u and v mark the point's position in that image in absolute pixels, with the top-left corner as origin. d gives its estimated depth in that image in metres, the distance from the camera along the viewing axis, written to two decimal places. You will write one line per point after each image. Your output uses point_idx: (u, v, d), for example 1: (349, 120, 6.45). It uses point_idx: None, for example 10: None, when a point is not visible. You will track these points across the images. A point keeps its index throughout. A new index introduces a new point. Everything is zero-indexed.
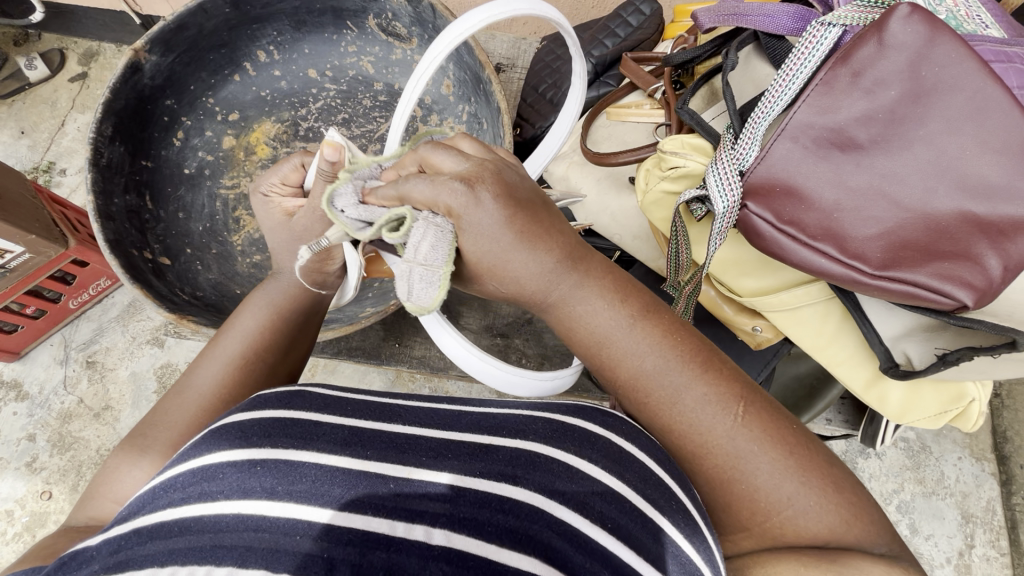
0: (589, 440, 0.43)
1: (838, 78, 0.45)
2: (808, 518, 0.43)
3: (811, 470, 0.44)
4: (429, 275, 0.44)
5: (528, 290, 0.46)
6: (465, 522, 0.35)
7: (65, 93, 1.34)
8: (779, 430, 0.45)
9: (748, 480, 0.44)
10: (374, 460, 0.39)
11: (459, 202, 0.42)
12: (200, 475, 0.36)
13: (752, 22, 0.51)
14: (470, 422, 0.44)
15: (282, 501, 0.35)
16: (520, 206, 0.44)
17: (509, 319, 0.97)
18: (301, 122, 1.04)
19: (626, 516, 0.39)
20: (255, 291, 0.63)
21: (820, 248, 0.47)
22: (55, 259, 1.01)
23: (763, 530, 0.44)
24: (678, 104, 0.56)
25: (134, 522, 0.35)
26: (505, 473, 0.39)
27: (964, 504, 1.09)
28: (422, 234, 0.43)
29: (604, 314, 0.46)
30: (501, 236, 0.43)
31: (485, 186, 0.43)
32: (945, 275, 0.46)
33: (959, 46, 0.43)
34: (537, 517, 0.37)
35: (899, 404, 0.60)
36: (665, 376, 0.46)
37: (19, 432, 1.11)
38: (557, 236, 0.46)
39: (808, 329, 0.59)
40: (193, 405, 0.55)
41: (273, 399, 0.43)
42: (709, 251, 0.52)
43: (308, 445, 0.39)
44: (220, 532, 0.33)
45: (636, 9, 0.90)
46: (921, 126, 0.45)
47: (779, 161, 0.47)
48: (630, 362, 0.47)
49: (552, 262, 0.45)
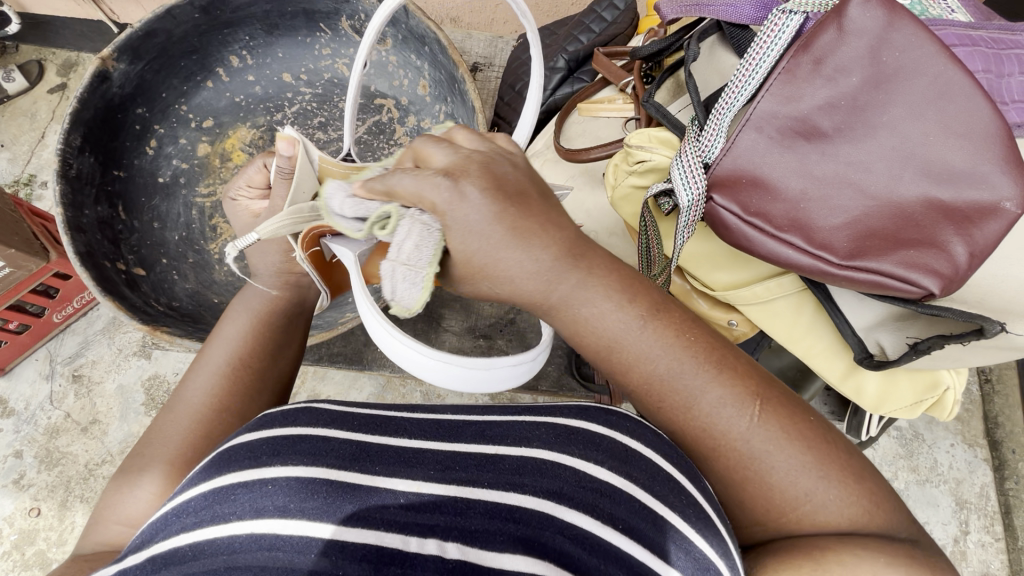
0: (593, 440, 0.44)
1: (800, 66, 0.44)
2: (831, 511, 0.43)
3: (829, 462, 0.44)
4: (412, 275, 0.44)
5: (527, 293, 0.44)
6: (476, 535, 0.36)
7: (44, 104, 1.32)
8: (796, 425, 0.45)
9: (764, 478, 0.44)
10: (383, 475, 0.40)
11: (444, 198, 0.41)
12: (212, 498, 0.37)
13: (714, 11, 0.51)
14: (477, 432, 0.45)
15: (295, 518, 0.35)
16: (514, 200, 0.42)
17: (491, 320, 0.96)
18: (277, 127, 1.03)
19: (637, 515, 0.39)
20: (234, 301, 0.65)
21: (787, 239, 0.47)
22: (37, 273, 1.00)
23: (785, 524, 0.44)
24: (644, 97, 0.56)
25: (147, 551, 0.35)
26: (513, 481, 0.40)
27: (958, 491, 1.09)
28: (407, 232, 0.43)
29: (615, 317, 0.44)
30: (492, 233, 0.41)
31: (470, 180, 0.41)
32: (912, 263, 0.45)
33: (918, 30, 0.43)
34: (548, 523, 0.37)
35: (876, 394, 0.59)
36: (680, 375, 0.45)
37: (5, 449, 1.09)
38: (556, 234, 0.43)
39: (782, 322, 0.58)
40: (186, 416, 0.55)
41: (279, 416, 0.43)
42: (677, 245, 0.51)
43: (316, 462, 0.39)
44: (236, 553, 0.34)
45: (609, 3, 0.89)
46: (884, 112, 0.44)
47: (745, 153, 0.46)
48: (642, 364, 0.45)
49: (551, 263, 0.43)
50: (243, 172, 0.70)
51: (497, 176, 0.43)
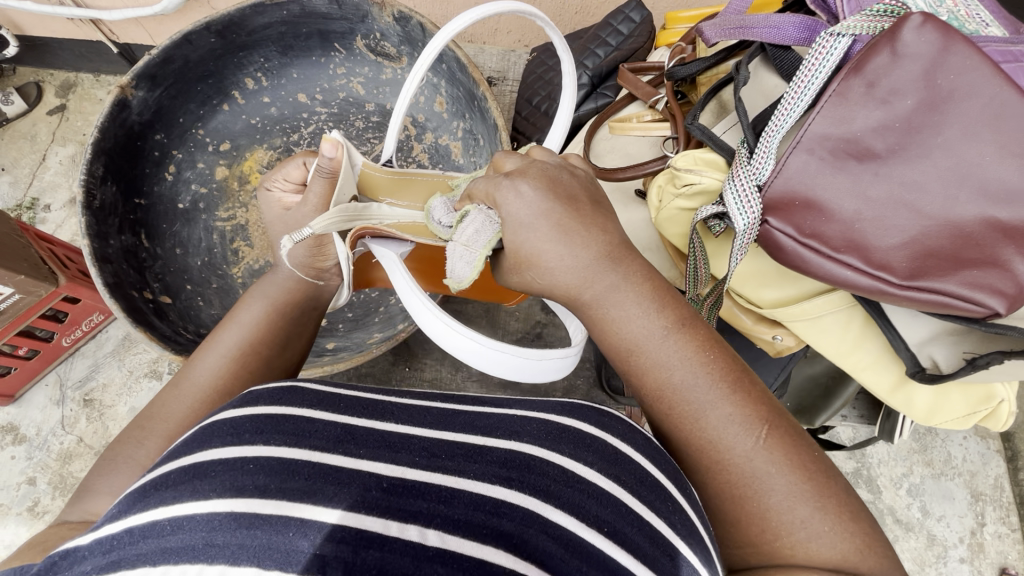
0: (583, 441, 0.42)
1: (852, 89, 0.46)
2: (825, 547, 0.39)
3: (828, 497, 0.40)
4: (467, 255, 0.52)
5: (560, 287, 0.46)
6: (460, 524, 0.33)
7: (44, 126, 1.31)
8: (802, 455, 0.42)
9: (760, 499, 0.41)
10: (366, 459, 0.37)
11: (503, 192, 0.47)
12: (192, 472, 0.34)
13: (758, 34, 0.53)
14: (465, 423, 0.43)
15: (274, 499, 0.32)
16: (563, 201, 0.45)
17: (518, 335, 0.97)
18: (294, 148, 1.02)
19: (622, 519, 0.37)
20: (255, 286, 0.64)
21: (844, 260, 0.49)
22: (46, 298, 0.97)
23: (772, 551, 0.40)
24: (688, 120, 0.58)
25: (123, 520, 0.32)
26: (500, 475, 0.37)
27: (972, 483, 1.07)
28: (471, 220, 0.51)
29: (635, 320, 0.44)
30: (537, 225, 0.45)
31: (529, 180, 0.46)
32: (975, 283, 0.47)
33: (973, 53, 0.44)
34: (532, 521, 0.35)
35: (926, 408, 0.60)
36: (694, 388, 0.43)
37: (18, 476, 1.05)
38: (594, 236, 0.45)
39: (831, 337, 0.60)
40: (190, 395, 0.54)
41: (266, 394, 0.41)
42: (731, 266, 0.52)
43: (298, 443, 0.37)
44: (214, 530, 0.30)
45: (625, 17, 0.89)
46: (938, 134, 0.45)
47: (796, 174, 0.48)
48: (660, 371, 0.43)
49: (586, 261, 0.44)
50: (282, 166, 0.70)
51: (557, 181, 0.47)
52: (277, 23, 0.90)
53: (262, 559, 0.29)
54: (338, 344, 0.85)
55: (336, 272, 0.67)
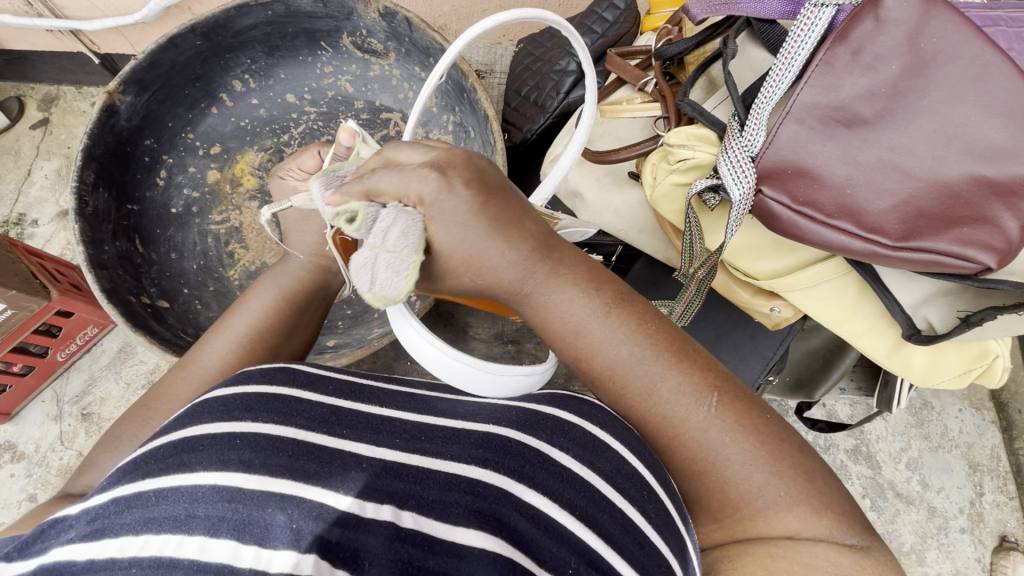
0: (561, 428, 0.42)
1: (838, 57, 0.48)
2: (784, 514, 0.39)
3: (784, 460, 0.40)
4: (396, 262, 0.38)
5: (499, 283, 0.44)
6: (432, 505, 0.34)
7: (28, 141, 1.29)
8: (754, 419, 0.42)
9: (720, 472, 0.41)
10: (350, 440, 0.37)
11: (432, 189, 0.41)
12: (181, 446, 0.34)
13: (743, 9, 0.54)
14: (445, 409, 0.43)
15: (259, 474, 0.32)
16: (487, 188, 0.43)
17: (517, 325, 0.98)
18: (285, 148, 1.01)
19: (594, 504, 0.37)
20: (265, 274, 0.63)
21: (838, 225, 0.50)
22: (39, 312, 0.96)
23: (738, 526, 0.40)
24: (679, 97, 0.59)
25: (112, 491, 0.32)
26: (476, 457, 0.38)
27: (969, 454, 1.08)
28: (392, 219, 0.40)
29: (577, 302, 0.43)
30: (468, 224, 0.41)
31: (457, 173, 0.42)
32: (965, 240, 0.48)
33: (953, 17, 0.46)
34: (505, 501, 0.35)
35: (924, 367, 0.62)
36: (641, 367, 0.42)
37: (18, 494, 1.04)
38: (524, 227, 0.43)
39: (828, 305, 0.61)
40: (200, 380, 0.54)
41: (257, 373, 0.40)
42: (727, 237, 0.54)
43: (286, 422, 0.37)
44: (197, 502, 0.30)
45: (610, 4, 0.90)
46: (924, 96, 0.47)
47: (788, 144, 0.50)
48: (605, 352, 0.43)
49: (518, 254, 0.43)
50: (296, 155, 0.70)
51: (484, 176, 0.43)
52: (262, 24, 0.90)
53: (241, 533, 0.29)
54: (338, 342, 0.85)
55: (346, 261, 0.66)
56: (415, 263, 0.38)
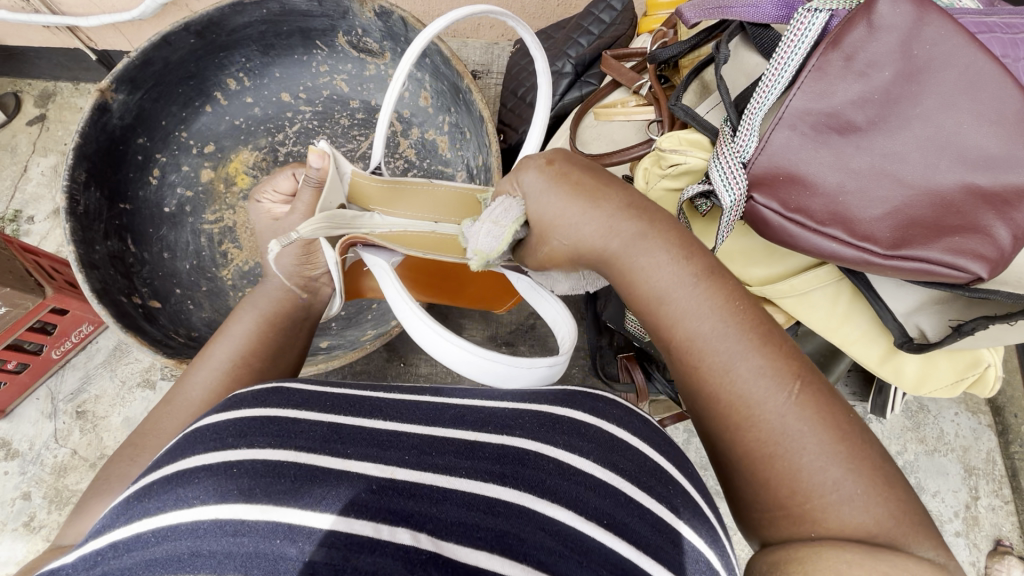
0: (578, 430, 0.40)
1: (832, 62, 0.48)
2: (856, 510, 0.37)
3: (862, 459, 0.38)
4: (495, 231, 0.51)
5: (585, 246, 0.45)
6: (453, 528, 0.32)
7: (24, 137, 1.29)
8: (834, 414, 0.40)
9: (790, 457, 0.38)
10: (355, 459, 0.35)
11: (531, 165, 0.49)
12: (175, 480, 0.33)
13: (737, 13, 0.54)
14: (455, 417, 0.41)
15: (260, 503, 0.31)
16: (581, 167, 0.47)
17: (511, 328, 0.99)
18: (279, 148, 1.01)
19: (622, 510, 0.36)
20: (243, 302, 0.62)
21: (829, 233, 0.50)
22: (33, 310, 0.95)
23: (801, 515, 0.38)
24: (671, 101, 0.59)
25: (109, 534, 0.31)
26: (493, 472, 0.36)
27: (965, 458, 1.08)
28: (499, 200, 0.51)
29: (664, 268, 0.43)
30: (554, 192, 0.46)
31: (556, 155, 0.48)
32: (957, 249, 0.48)
33: (947, 23, 0.46)
34: (527, 519, 0.33)
35: (915, 376, 0.62)
36: (724, 340, 0.41)
37: (12, 492, 1.03)
38: (611, 193, 0.45)
39: (819, 312, 0.61)
40: (185, 411, 0.52)
41: (249, 398, 0.40)
42: (719, 244, 0.55)
43: (282, 445, 0.35)
44: (200, 539, 0.29)
45: (607, 5, 0.90)
46: (917, 104, 0.47)
47: (780, 150, 0.49)
48: (688, 322, 0.42)
49: (603, 215, 0.44)
50: (271, 177, 0.70)
51: (580, 160, 0.48)
52: (258, 22, 0.89)
53: (250, 568, 0.28)
54: (331, 343, 0.84)
55: (326, 280, 0.66)
56: (508, 232, 0.50)
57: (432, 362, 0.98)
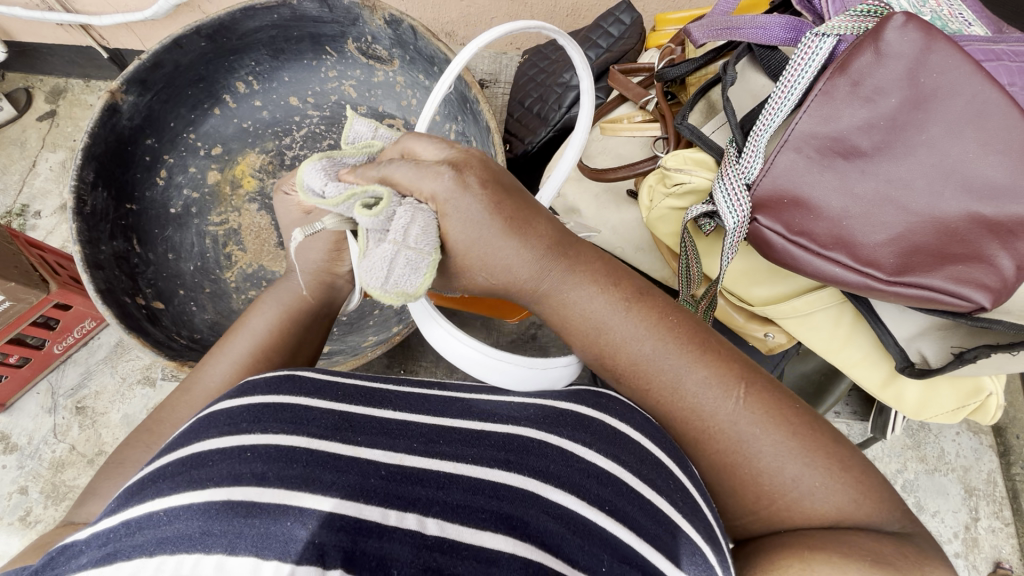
0: (582, 423, 0.40)
1: (838, 87, 0.48)
2: (819, 502, 0.39)
3: (817, 448, 0.40)
4: (417, 261, 0.39)
5: (516, 282, 0.44)
6: (459, 510, 0.31)
7: (35, 132, 1.30)
8: (780, 407, 0.41)
9: (751, 462, 0.40)
10: (365, 446, 0.35)
11: (445, 190, 0.41)
12: (189, 463, 0.32)
13: (745, 35, 0.55)
14: (466, 408, 0.41)
15: (272, 487, 0.31)
16: (506, 194, 0.42)
17: (513, 336, 1.01)
18: (286, 151, 1.01)
19: (623, 498, 0.35)
20: (267, 290, 0.59)
21: (833, 257, 0.50)
22: (37, 305, 0.96)
23: (770, 514, 0.40)
24: (678, 120, 0.60)
25: (123, 513, 0.30)
26: (498, 459, 0.36)
27: (966, 479, 1.07)
28: (411, 217, 0.39)
29: (596, 300, 0.44)
30: (488, 224, 0.41)
31: (472, 171, 0.42)
32: (961, 278, 0.48)
33: (954, 52, 0.46)
34: (532, 502, 0.33)
35: (917, 402, 0.62)
36: (662, 361, 0.43)
37: (9, 486, 1.04)
38: (539, 228, 0.43)
39: (820, 334, 0.61)
40: (200, 400, 0.52)
41: (263, 384, 0.38)
42: (724, 264, 0.55)
43: (295, 431, 0.34)
44: (211, 519, 0.28)
45: (616, 19, 0.90)
46: (922, 132, 0.47)
47: (783, 173, 0.50)
48: (629, 348, 0.43)
49: (534, 253, 0.43)
50: None
51: (501, 176, 0.43)
52: (269, 27, 0.90)
53: (262, 547, 0.27)
54: (331, 347, 0.85)
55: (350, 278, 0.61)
56: (433, 261, 0.39)
57: (432, 367, 0.99)
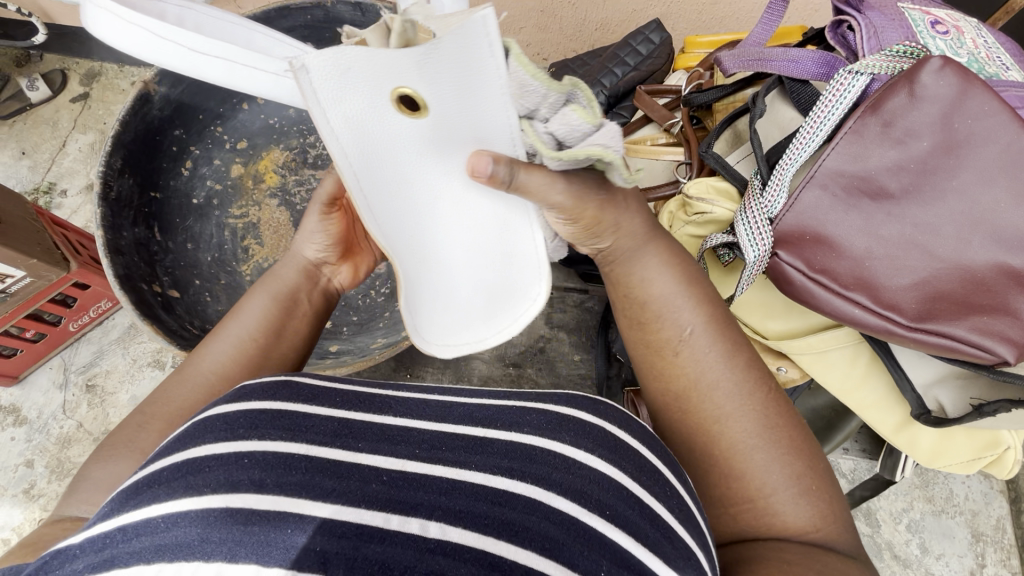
0: (583, 429, 0.40)
1: (868, 127, 0.48)
2: (798, 509, 0.42)
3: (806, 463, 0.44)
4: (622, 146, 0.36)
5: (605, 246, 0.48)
6: (462, 515, 0.31)
7: (66, 113, 1.32)
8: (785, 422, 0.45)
9: (752, 456, 0.43)
10: (366, 453, 0.35)
11: None
12: (185, 468, 0.32)
13: (776, 66, 0.55)
14: (463, 414, 0.40)
15: (271, 495, 0.31)
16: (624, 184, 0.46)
17: (520, 348, 1.01)
18: (310, 149, 1.02)
19: (623, 502, 0.35)
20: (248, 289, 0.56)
21: (853, 298, 0.49)
22: (57, 282, 0.98)
23: (755, 511, 0.42)
24: (703, 148, 0.60)
25: (117, 518, 0.30)
26: (500, 466, 0.35)
27: (974, 523, 1.04)
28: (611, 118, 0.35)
29: (658, 282, 0.48)
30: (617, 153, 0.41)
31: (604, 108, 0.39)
32: (984, 330, 0.47)
33: (991, 98, 0.46)
34: (533, 508, 0.33)
35: (930, 450, 0.61)
36: (701, 342, 0.47)
37: (16, 458, 1.05)
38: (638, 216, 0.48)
39: (834, 372, 0.61)
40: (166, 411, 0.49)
41: (258, 390, 0.38)
42: (737, 294, 0.55)
43: (295, 438, 0.34)
44: (209, 527, 0.28)
45: (646, 38, 0.90)
46: (954, 177, 0.47)
47: (808, 209, 0.50)
48: (676, 325, 0.47)
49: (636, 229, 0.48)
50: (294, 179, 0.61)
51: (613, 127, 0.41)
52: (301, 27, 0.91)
53: (261, 555, 0.27)
54: (340, 346, 0.85)
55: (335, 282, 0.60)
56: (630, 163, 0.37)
57: (438, 374, 1.00)
